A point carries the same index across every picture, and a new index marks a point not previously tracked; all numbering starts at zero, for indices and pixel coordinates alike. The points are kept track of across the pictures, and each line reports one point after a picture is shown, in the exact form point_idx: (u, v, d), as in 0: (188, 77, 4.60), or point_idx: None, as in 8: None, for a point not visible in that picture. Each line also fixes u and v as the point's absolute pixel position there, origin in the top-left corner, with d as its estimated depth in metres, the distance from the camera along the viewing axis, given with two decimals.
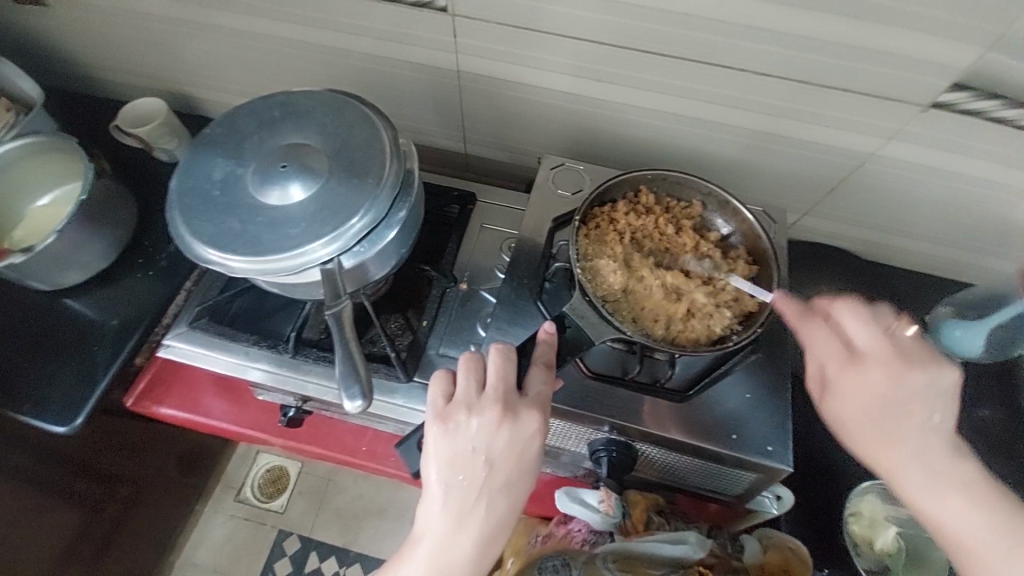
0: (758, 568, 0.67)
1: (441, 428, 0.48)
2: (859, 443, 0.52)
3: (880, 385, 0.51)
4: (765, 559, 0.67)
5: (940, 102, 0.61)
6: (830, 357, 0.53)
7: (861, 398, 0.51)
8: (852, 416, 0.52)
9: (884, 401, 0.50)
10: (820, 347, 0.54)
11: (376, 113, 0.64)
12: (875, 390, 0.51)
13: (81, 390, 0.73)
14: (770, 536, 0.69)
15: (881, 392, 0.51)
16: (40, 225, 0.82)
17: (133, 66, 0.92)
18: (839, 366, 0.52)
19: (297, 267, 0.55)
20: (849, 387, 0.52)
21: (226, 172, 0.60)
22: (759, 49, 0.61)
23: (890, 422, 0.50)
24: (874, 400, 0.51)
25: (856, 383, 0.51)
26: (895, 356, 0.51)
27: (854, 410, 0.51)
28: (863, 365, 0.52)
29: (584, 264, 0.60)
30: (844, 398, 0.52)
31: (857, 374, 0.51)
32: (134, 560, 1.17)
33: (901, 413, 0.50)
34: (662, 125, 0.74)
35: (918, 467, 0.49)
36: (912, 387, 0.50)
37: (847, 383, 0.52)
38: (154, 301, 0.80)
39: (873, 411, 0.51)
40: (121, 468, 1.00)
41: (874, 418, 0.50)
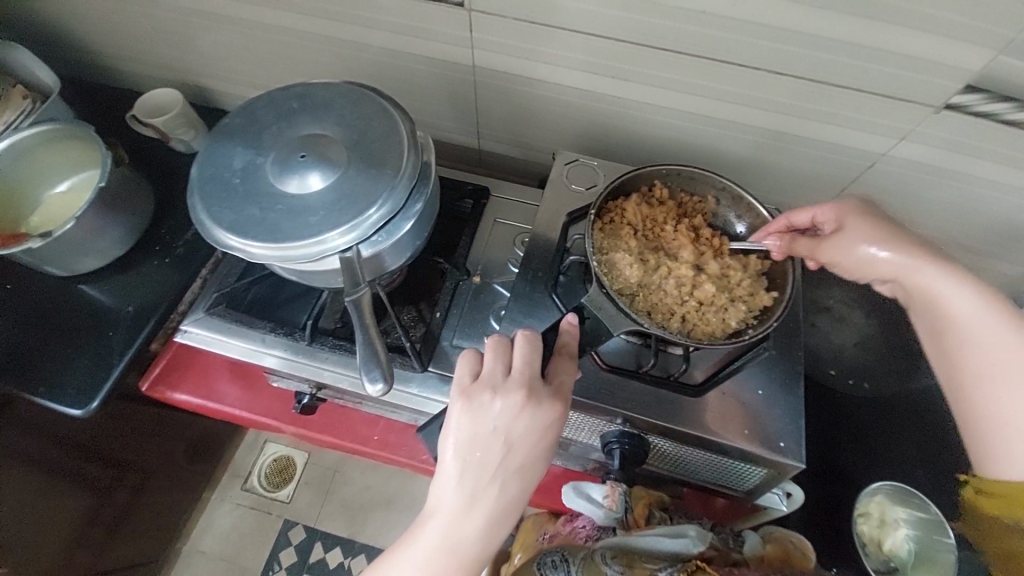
0: (759, 558, 0.65)
1: (465, 406, 0.48)
2: (873, 253, 0.55)
3: (879, 213, 0.57)
4: (766, 550, 0.66)
5: (952, 103, 0.62)
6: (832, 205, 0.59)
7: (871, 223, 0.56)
8: (862, 232, 0.56)
9: (887, 224, 0.56)
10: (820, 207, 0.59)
11: (393, 105, 0.64)
12: (874, 217, 0.57)
13: (98, 374, 0.74)
14: (772, 532, 0.70)
15: (880, 216, 0.57)
16: (56, 211, 0.83)
17: (150, 57, 0.93)
18: (845, 207, 0.58)
19: (315, 255, 0.55)
20: (855, 216, 0.57)
21: (245, 161, 0.61)
22: (773, 48, 0.62)
23: (898, 233, 0.55)
24: (880, 220, 0.56)
25: (855, 213, 0.57)
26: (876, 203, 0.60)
27: (870, 233, 0.56)
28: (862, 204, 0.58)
29: (600, 257, 0.61)
30: (855, 226, 0.57)
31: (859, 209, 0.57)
32: (142, 544, 1.19)
33: (897, 229, 0.56)
34: (675, 122, 0.75)
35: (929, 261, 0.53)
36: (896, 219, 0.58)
37: (850, 217, 0.57)
38: (170, 288, 0.81)
39: (885, 231, 0.55)
40: (132, 453, 1.01)
41: (886, 231, 0.55)
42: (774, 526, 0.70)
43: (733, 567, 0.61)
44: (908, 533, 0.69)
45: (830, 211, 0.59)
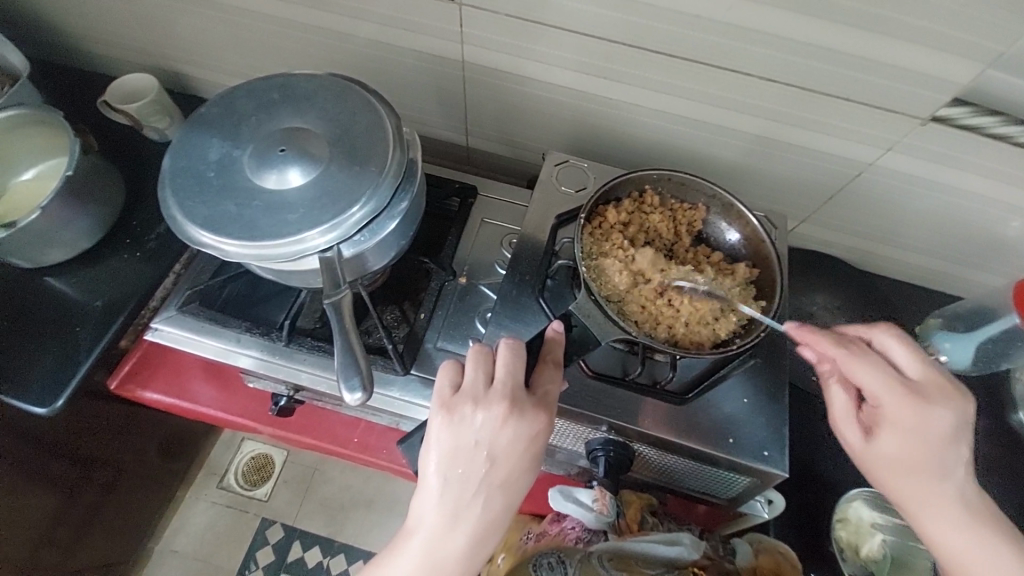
0: (749, 569, 0.68)
1: (446, 419, 0.47)
2: (903, 471, 0.52)
3: (940, 420, 0.51)
4: (757, 561, 0.69)
5: (939, 116, 0.62)
6: (892, 390, 0.52)
7: (921, 432, 0.51)
8: (906, 446, 0.51)
9: (940, 439, 0.51)
10: (880, 378, 0.52)
11: (378, 99, 0.62)
12: (930, 426, 0.51)
13: (63, 372, 0.71)
14: (760, 541, 0.71)
15: (936, 429, 0.51)
16: (21, 200, 0.79)
17: (124, 40, 0.89)
18: (902, 398, 0.51)
19: (295, 254, 0.53)
20: (909, 420, 0.51)
21: (222, 153, 0.58)
22: (766, 54, 0.61)
23: (939, 454, 0.51)
24: (930, 432, 0.51)
25: (923, 418, 0.51)
26: (942, 390, 0.52)
27: (912, 445, 0.51)
28: (926, 401, 0.51)
29: (589, 263, 0.60)
30: (900, 431, 0.51)
31: (921, 412, 0.51)
32: (112, 545, 1.15)
33: (943, 449, 0.51)
34: (666, 125, 0.74)
35: (950, 497, 0.52)
36: (955, 417, 0.52)
37: (904, 416, 0.51)
38: (142, 283, 0.78)
39: (929, 448, 0.51)
40: (101, 451, 0.98)
41: (928, 450, 0.51)
42: (760, 536, 0.71)
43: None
44: (883, 539, 0.71)
45: (898, 399, 0.51)
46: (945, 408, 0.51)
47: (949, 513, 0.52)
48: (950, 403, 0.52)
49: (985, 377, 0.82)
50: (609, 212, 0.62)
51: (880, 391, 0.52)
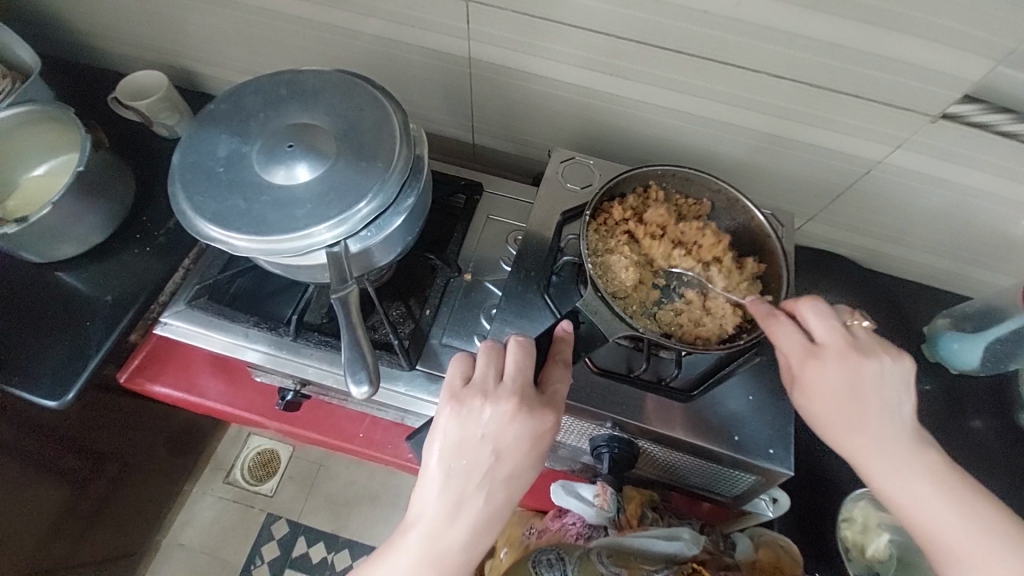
0: (749, 563, 0.68)
1: (454, 411, 0.47)
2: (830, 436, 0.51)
3: (849, 379, 0.50)
4: (757, 556, 0.68)
5: (949, 113, 0.62)
6: (795, 357, 0.52)
7: (831, 395, 0.50)
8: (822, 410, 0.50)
9: (855, 397, 0.49)
10: (783, 347, 0.52)
11: (386, 95, 0.63)
12: (836, 386, 0.50)
13: (73, 366, 0.72)
14: (762, 535, 0.71)
15: (847, 389, 0.50)
16: (32, 195, 0.80)
17: (135, 37, 0.90)
18: (804, 365, 0.51)
19: (302, 249, 0.54)
20: (819, 386, 0.50)
21: (231, 149, 0.59)
22: (774, 50, 0.61)
23: (861, 414, 0.49)
24: (842, 393, 0.50)
25: (827, 379, 0.50)
26: (852, 349, 0.51)
27: (827, 409, 0.50)
28: (831, 363, 0.50)
29: (596, 259, 0.60)
30: (812, 396, 0.51)
31: (826, 374, 0.50)
32: (120, 538, 1.16)
33: (863, 405, 0.49)
34: (672, 123, 0.74)
35: (891, 457, 0.49)
36: (867, 374, 0.50)
37: (812, 380, 0.51)
38: (150, 278, 0.78)
39: (845, 410, 0.49)
40: (109, 445, 0.99)
41: (846, 409, 0.49)
42: (761, 531, 0.70)
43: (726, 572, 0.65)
44: (889, 539, 0.70)
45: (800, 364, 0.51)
46: (853, 366, 0.50)
47: (892, 473, 0.48)
48: (859, 362, 0.50)
49: (993, 377, 0.81)
50: (615, 208, 0.62)
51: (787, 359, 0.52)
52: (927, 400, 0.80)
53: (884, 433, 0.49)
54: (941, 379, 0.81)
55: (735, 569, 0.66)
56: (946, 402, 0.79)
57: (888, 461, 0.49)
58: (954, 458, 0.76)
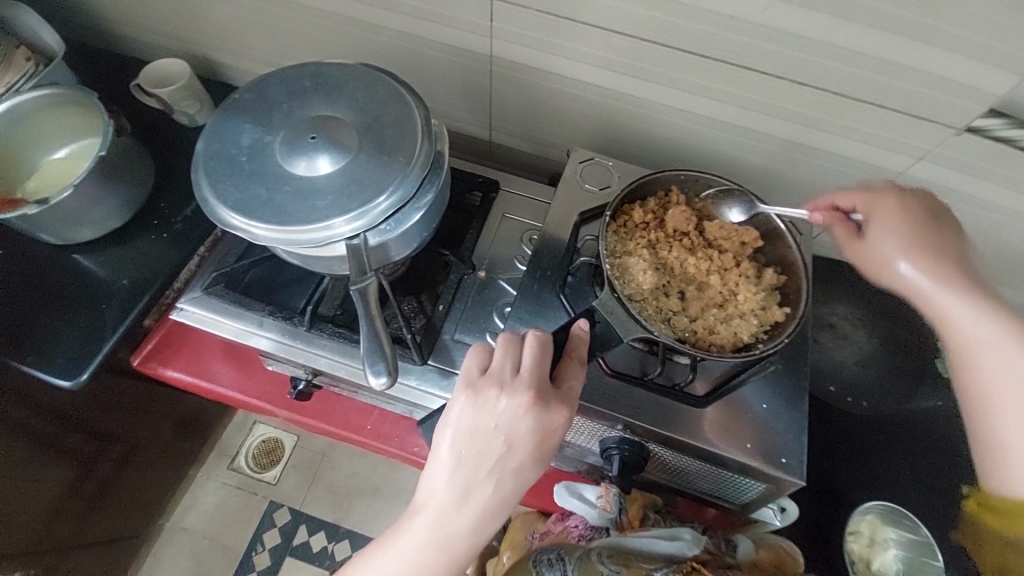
0: (751, 563, 0.67)
1: (470, 400, 0.48)
2: (892, 260, 0.53)
3: (915, 212, 0.55)
4: (759, 555, 0.68)
5: (974, 126, 0.61)
6: (866, 198, 0.57)
7: (900, 224, 0.54)
8: (887, 237, 0.54)
9: (921, 227, 0.54)
10: (856, 196, 0.58)
11: (408, 90, 0.63)
12: (902, 218, 0.55)
13: (88, 348, 0.73)
14: (763, 539, 0.71)
15: (916, 219, 0.55)
16: (52, 177, 0.81)
17: (158, 25, 0.91)
18: (874, 202, 0.57)
19: (320, 241, 0.54)
20: (889, 216, 0.55)
21: (254, 138, 0.59)
22: (798, 57, 0.61)
23: (928, 243, 0.53)
24: (911, 222, 0.54)
25: (891, 214, 0.55)
26: (919, 197, 0.57)
27: (894, 235, 0.54)
28: (900, 200, 0.56)
29: (613, 260, 0.60)
30: (881, 226, 0.55)
31: (890, 205, 0.56)
32: (124, 520, 1.17)
33: (931, 235, 0.53)
34: (692, 127, 0.74)
35: (954, 280, 0.51)
36: (935, 215, 0.55)
37: (880, 216, 0.56)
38: (166, 264, 0.79)
39: (912, 237, 0.53)
40: (117, 427, 1.00)
41: (914, 234, 0.54)
42: (763, 535, 0.71)
43: (728, 570, 0.63)
44: (897, 554, 0.69)
45: (867, 206, 0.57)
46: (922, 202, 0.56)
47: (948, 289, 0.50)
48: (926, 200, 0.56)
49: None
50: (636, 211, 0.63)
51: (858, 205, 0.58)
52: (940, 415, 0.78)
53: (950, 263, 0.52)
54: None
55: (735, 569, 0.64)
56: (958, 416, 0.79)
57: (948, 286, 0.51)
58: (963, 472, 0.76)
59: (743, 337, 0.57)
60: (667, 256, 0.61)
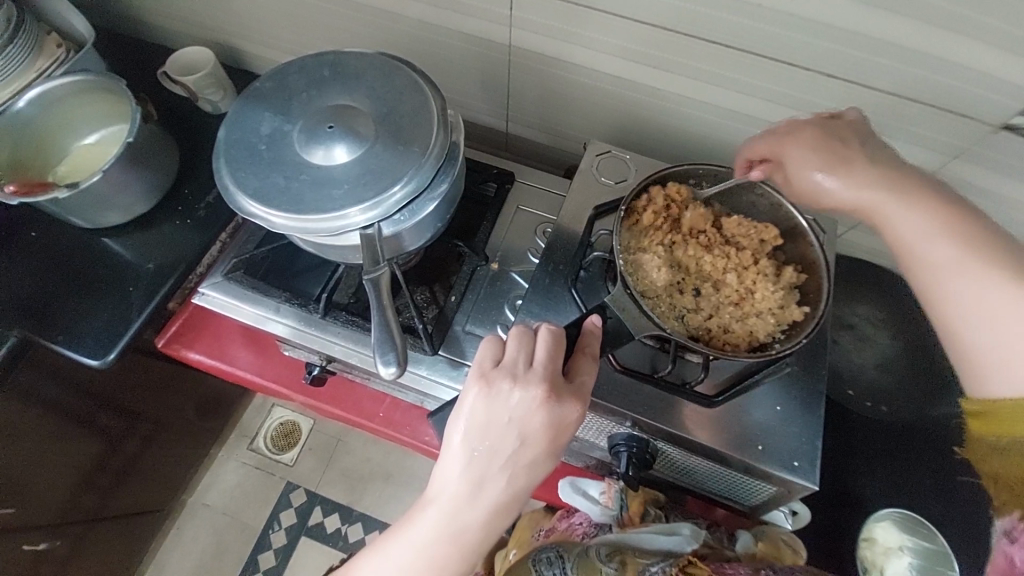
0: (751, 555, 0.64)
1: (482, 392, 0.48)
2: (829, 185, 0.50)
3: (821, 137, 0.53)
4: (758, 548, 0.65)
5: (1013, 124, 0.58)
6: (770, 141, 0.56)
7: (811, 154, 0.52)
8: (808, 168, 0.52)
9: (833, 151, 0.51)
10: (760, 142, 0.57)
11: (425, 80, 0.63)
12: (813, 147, 0.52)
13: (115, 328, 0.75)
14: (765, 531, 0.68)
15: (827, 142, 0.52)
16: (83, 163, 0.84)
17: (185, 14, 0.92)
18: (779, 139, 0.55)
19: (336, 230, 0.55)
20: (801, 149, 0.53)
21: (273, 127, 0.60)
22: (827, 48, 0.59)
23: (850, 162, 0.50)
24: (822, 147, 0.52)
25: (797, 147, 0.53)
26: (820, 123, 0.54)
27: (812, 166, 0.52)
28: (801, 131, 0.54)
29: (626, 256, 0.59)
30: (796, 162, 0.53)
31: (796, 137, 0.54)
32: (149, 494, 1.22)
33: (853, 152, 0.51)
34: (713, 120, 0.72)
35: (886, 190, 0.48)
36: (842, 134, 0.53)
37: (792, 151, 0.54)
38: (189, 248, 0.81)
39: (829, 164, 0.51)
40: (143, 406, 1.03)
41: (831, 158, 0.51)
42: (763, 526, 0.68)
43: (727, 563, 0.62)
44: (909, 562, 0.67)
45: (773, 145, 0.56)
46: (829, 129, 0.53)
47: (885, 202, 0.48)
48: (841, 127, 0.54)
49: None
50: (646, 206, 0.61)
51: (767, 149, 0.56)
52: None
53: (873, 174, 0.49)
54: None
55: (735, 562, 0.63)
56: None
57: (886, 198, 0.48)
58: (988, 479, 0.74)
59: (759, 335, 0.57)
60: (681, 253, 0.61)
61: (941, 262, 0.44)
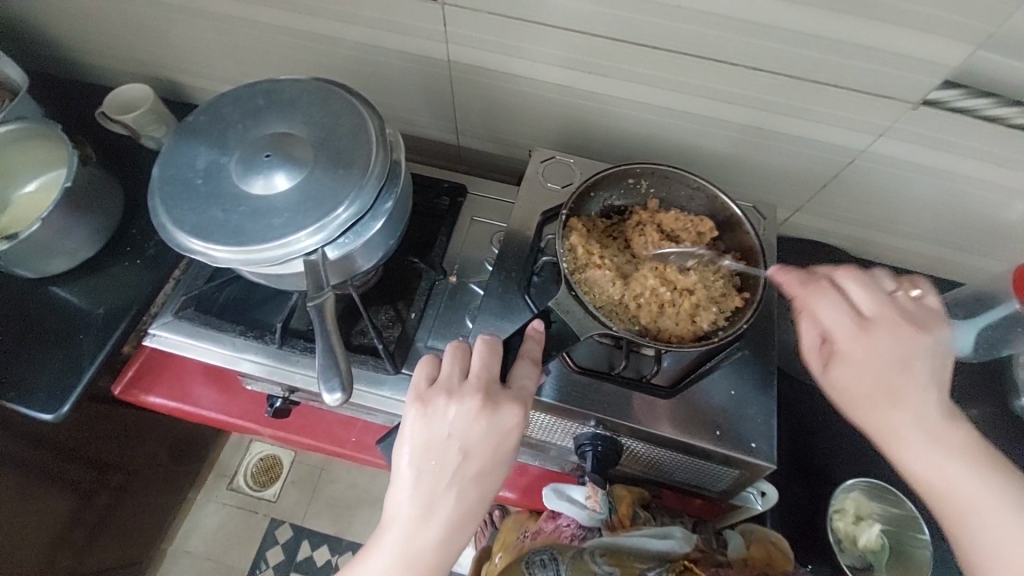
0: (741, 561, 0.67)
1: (420, 412, 0.48)
2: (875, 412, 0.49)
3: (891, 349, 0.49)
4: (748, 551, 0.68)
5: (931, 99, 0.61)
6: (836, 326, 0.50)
7: (870, 366, 0.49)
8: (853, 381, 0.50)
9: (894, 367, 0.49)
10: (823, 313, 0.51)
11: (361, 101, 0.63)
12: (877, 356, 0.49)
13: (67, 380, 0.73)
14: (753, 531, 0.71)
15: (892, 358, 0.49)
16: (23, 212, 0.81)
17: (122, 52, 0.91)
18: (846, 331, 0.50)
19: (281, 258, 0.54)
20: (861, 354, 0.49)
21: (209, 161, 0.59)
22: (749, 42, 0.60)
23: (900, 384, 0.49)
24: (885, 362, 0.49)
25: (860, 350, 0.49)
26: (898, 328, 0.49)
27: (860, 376, 0.49)
28: (872, 333, 0.49)
29: (576, 276, 0.58)
30: (849, 365, 0.50)
31: (865, 339, 0.49)
32: (125, 548, 1.17)
33: (918, 371, 0.49)
34: (652, 118, 0.74)
35: (925, 428, 0.48)
36: (912, 349, 0.49)
37: (851, 349, 0.50)
38: (141, 290, 0.79)
39: (881, 378, 0.49)
40: (110, 457, 1.00)
41: (884, 379, 0.49)
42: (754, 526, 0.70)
43: (719, 568, 0.64)
44: (881, 530, 0.69)
45: (835, 332, 0.50)
46: (902, 342, 0.49)
47: (917, 448, 0.48)
48: (909, 339, 0.49)
49: (983, 363, 0.81)
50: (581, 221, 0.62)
51: (829, 331, 0.51)
52: None
53: (916, 403, 0.49)
54: None
55: (725, 567, 0.66)
56: None
57: (920, 439, 0.48)
58: None
59: (706, 324, 0.58)
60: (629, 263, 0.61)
61: (964, 512, 0.47)
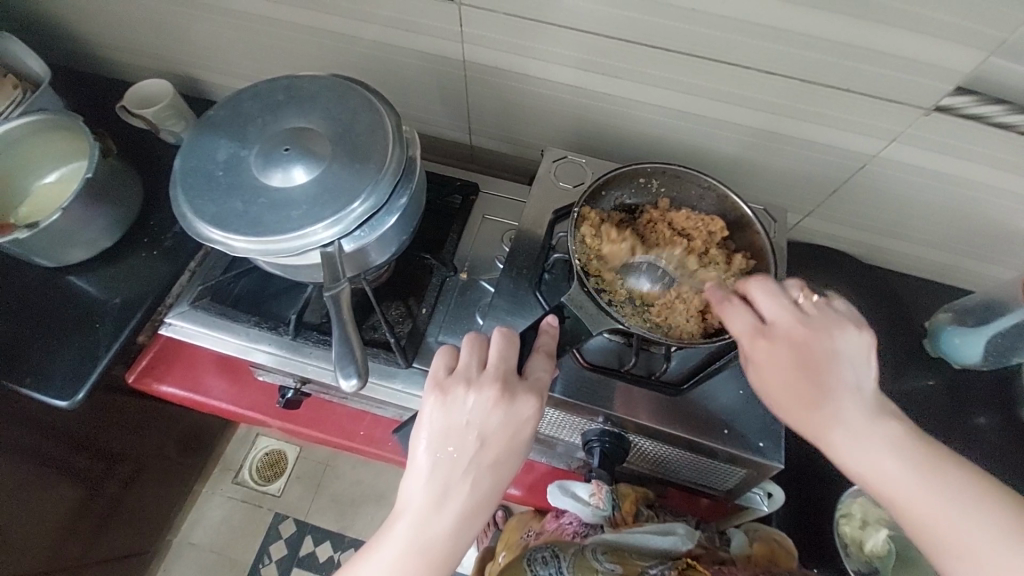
0: (744, 557, 0.68)
1: (439, 400, 0.49)
2: (809, 425, 0.47)
3: (800, 356, 0.47)
4: (751, 550, 0.68)
5: (943, 105, 0.61)
6: (743, 336, 0.50)
7: (782, 376, 0.48)
8: (777, 394, 0.48)
9: (811, 373, 0.47)
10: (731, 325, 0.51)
11: (379, 98, 0.64)
12: (785, 363, 0.48)
13: (83, 367, 0.74)
14: (758, 530, 0.71)
15: (803, 364, 0.47)
16: (44, 202, 0.83)
17: (143, 48, 0.93)
18: (752, 341, 0.49)
19: (299, 248, 0.55)
20: (774, 365, 0.48)
21: (230, 153, 0.60)
22: (762, 46, 0.61)
23: (820, 393, 0.47)
24: (797, 369, 0.47)
25: (773, 361, 0.48)
26: (802, 333, 0.48)
27: (780, 388, 0.48)
28: (775, 341, 0.48)
29: (588, 271, 0.59)
30: (764, 376, 0.48)
31: (772, 348, 0.48)
32: (132, 537, 1.18)
33: (839, 377, 0.47)
34: (665, 121, 0.75)
35: (869, 438, 0.45)
36: (824, 353, 0.47)
37: (762, 360, 0.49)
38: (157, 280, 0.81)
39: (799, 388, 0.47)
40: (120, 446, 1.01)
41: (802, 389, 0.47)
42: (757, 525, 0.70)
43: (722, 565, 0.64)
44: (888, 536, 0.69)
45: (746, 345, 0.50)
46: (809, 348, 0.48)
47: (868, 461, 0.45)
48: (817, 345, 0.48)
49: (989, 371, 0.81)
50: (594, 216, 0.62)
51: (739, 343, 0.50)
52: (927, 396, 0.80)
53: (851, 412, 0.46)
54: (943, 374, 0.81)
55: (729, 563, 0.65)
56: (946, 397, 0.80)
57: (866, 450, 0.45)
58: (956, 449, 0.76)
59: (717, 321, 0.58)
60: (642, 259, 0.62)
61: (929, 529, 0.43)
